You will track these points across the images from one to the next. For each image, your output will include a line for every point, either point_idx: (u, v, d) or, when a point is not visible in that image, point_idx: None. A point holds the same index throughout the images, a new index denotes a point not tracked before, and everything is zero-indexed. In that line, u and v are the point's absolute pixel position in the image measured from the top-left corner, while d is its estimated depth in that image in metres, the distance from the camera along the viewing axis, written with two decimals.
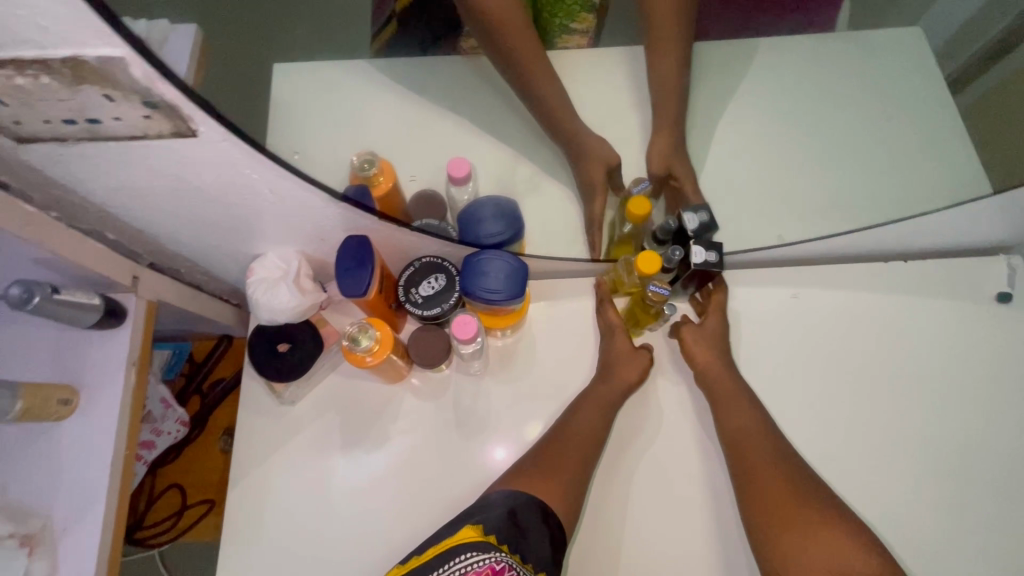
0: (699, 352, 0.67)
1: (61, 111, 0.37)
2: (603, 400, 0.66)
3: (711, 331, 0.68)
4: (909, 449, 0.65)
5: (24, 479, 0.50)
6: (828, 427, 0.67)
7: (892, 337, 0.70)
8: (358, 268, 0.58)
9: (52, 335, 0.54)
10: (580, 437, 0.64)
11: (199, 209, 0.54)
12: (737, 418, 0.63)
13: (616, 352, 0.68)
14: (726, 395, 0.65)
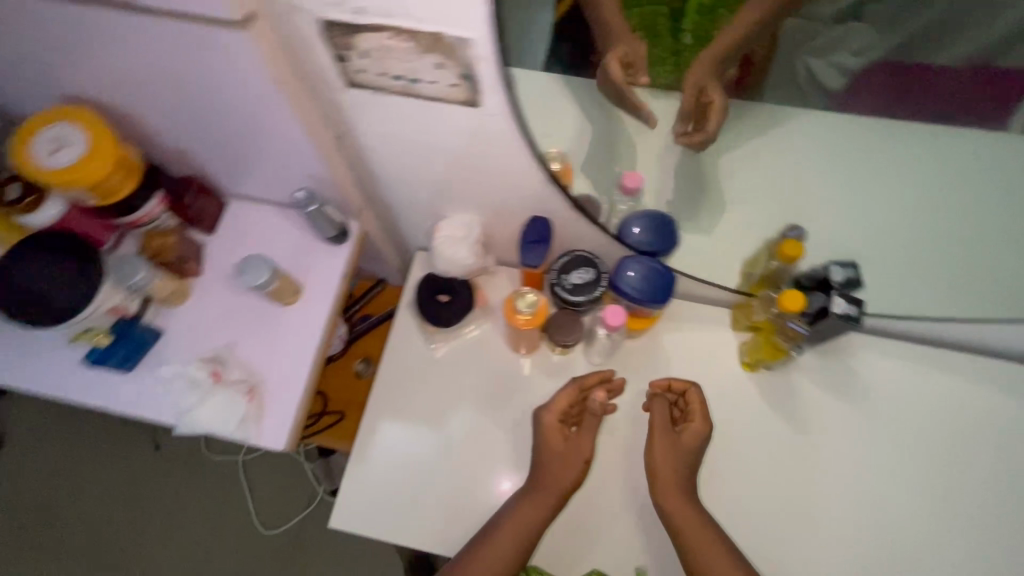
0: (661, 471, 0.68)
1: (397, 70, 0.49)
2: (526, 522, 0.66)
3: (684, 446, 0.69)
4: (990, 531, 0.69)
5: (252, 344, 0.62)
6: (918, 496, 0.71)
7: (1000, 429, 0.73)
8: (536, 244, 0.67)
9: (292, 239, 0.67)
10: (513, 532, 0.66)
11: (426, 166, 0.65)
12: (703, 541, 0.64)
13: (549, 453, 0.69)
14: (687, 520, 0.65)
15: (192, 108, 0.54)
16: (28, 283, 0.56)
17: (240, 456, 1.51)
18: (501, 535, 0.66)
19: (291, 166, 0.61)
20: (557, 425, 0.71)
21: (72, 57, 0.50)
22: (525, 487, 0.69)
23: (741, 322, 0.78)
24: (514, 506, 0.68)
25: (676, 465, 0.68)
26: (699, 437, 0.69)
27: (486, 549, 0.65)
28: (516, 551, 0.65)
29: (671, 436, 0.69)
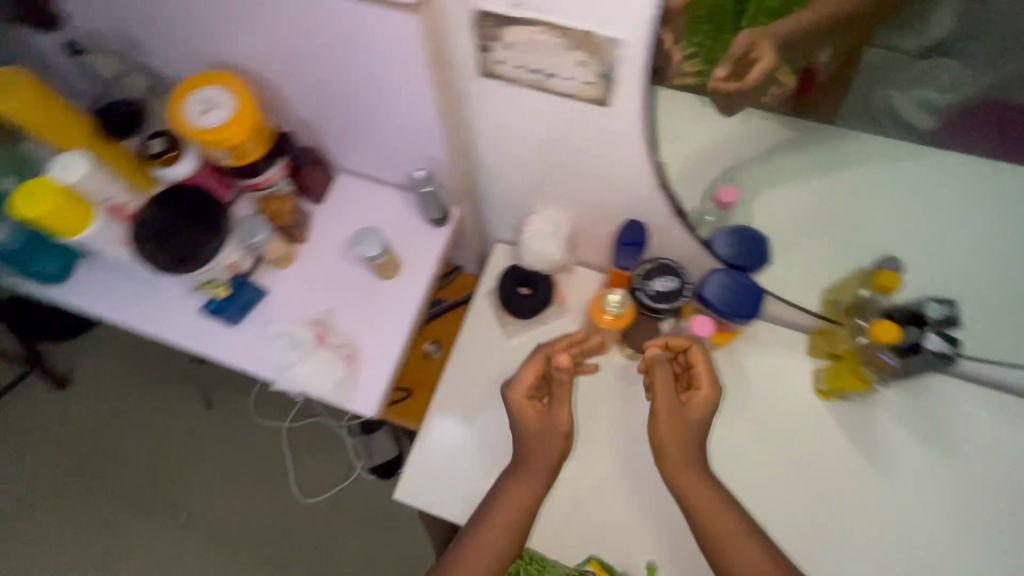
0: (670, 452, 0.64)
1: (536, 63, 0.50)
2: (519, 501, 0.65)
3: (688, 423, 0.65)
4: None
5: (351, 314, 0.65)
6: (991, 549, 0.68)
7: None
8: (632, 248, 0.69)
9: (394, 217, 0.69)
10: (511, 506, 0.65)
11: (531, 160, 0.66)
12: (720, 519, 0.61)
13: (530, 433, 0.67)
14: (697, 493, 0.63)
15: (330, 83, 0.57)
16: (159, 224, 0.59)
17: (285, 423, 1.56)
18: (496, 518, 0.65)
19: (408, 146, 0.63)
20: (528, 397, 0.68)
21: (233, 25, 0.53)
22: (511, 466, 0.68)
23: (820, 349, 0.76)
24: (508, 483, 0.67)
25: (677, 436, 0.65)
26: (703, 409, 0.65)
27: (484, 532, 0.64)
28: (512, 531, 0.65)
29: (671, 407, 0.65)
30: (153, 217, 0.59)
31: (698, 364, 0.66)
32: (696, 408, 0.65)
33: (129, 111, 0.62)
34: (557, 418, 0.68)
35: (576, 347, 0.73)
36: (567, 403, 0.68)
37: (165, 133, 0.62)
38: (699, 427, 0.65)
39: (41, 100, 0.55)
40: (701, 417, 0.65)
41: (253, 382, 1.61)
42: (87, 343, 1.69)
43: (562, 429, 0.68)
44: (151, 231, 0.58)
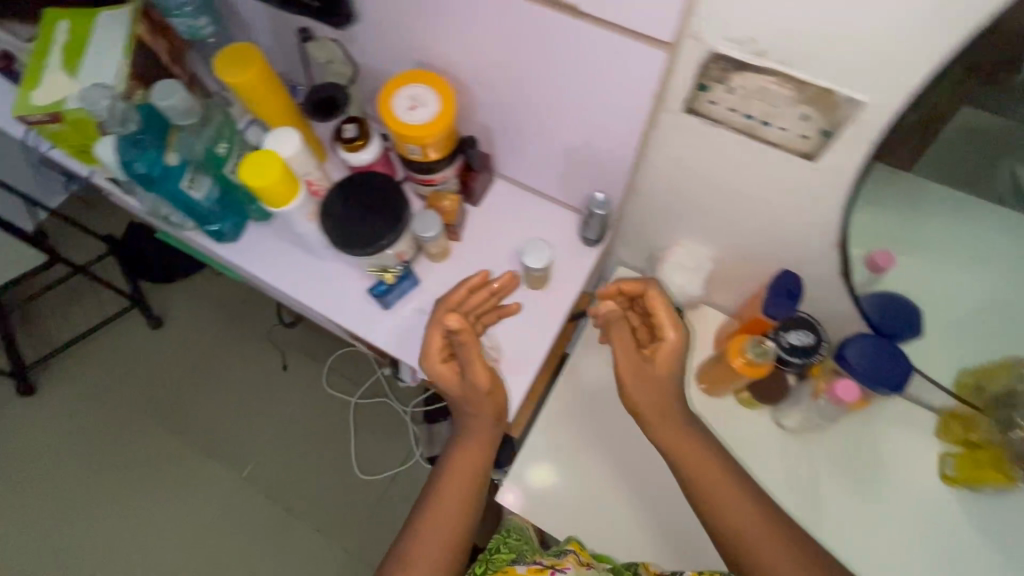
0: (644, 408, 0.66)
1: (753, 111, 0.51)
2: (466, 470, 0.64)
3: (655, 379, 0.66)
4: None
5: (500, 318, 0.68)
6: None
7: None
8: (788, 297, 0.68)
9: (546, 232, 0.72)
10: (463, 469, 0.64)
11: (694, 198, 0.66)
12: (702, 475, 0.60)
13: (473, 387, 0.63)
14: (682, 451, 0.62)
15: (532, 97, 0.59)
16: (342, 214, 0.62)
17: (352, 399, 1.61)
18: (446, 493, 0.63)
19: (581, 165, 0.65)
20: (442, 360, 0.64)
21: (456, 32, 0.56)
22: (455, 437, 0.67)
23: (955, 434, 0.73)
24: (455, 449, 0.66)
25: (651, 396, 0.66)
26: (668, 365, 0.66)
27: (437, 503, 0.62)
28: (463, 503, 0.63)
29: (632, 365, 0.67)
30: (337, 207, 0.62)
31: (657, 313, 0.65)
32: (662, 362, 0.66)
33: (330, 98, 0.65)
34: (472, 378, 0.62)
35: (476, 294, 0.65)
36: (477, 356, 0.62)
37: (356, 120, 0.66)
38: (668, 379, 0.66)
39: (265, 82, 0.61)
40: (671, 370, 0.66)
41: (328, 354, 1.67)
42: (180, 291, 1.78)
43: (483, 387, 0.62)
44: (338, 219, 0.62)
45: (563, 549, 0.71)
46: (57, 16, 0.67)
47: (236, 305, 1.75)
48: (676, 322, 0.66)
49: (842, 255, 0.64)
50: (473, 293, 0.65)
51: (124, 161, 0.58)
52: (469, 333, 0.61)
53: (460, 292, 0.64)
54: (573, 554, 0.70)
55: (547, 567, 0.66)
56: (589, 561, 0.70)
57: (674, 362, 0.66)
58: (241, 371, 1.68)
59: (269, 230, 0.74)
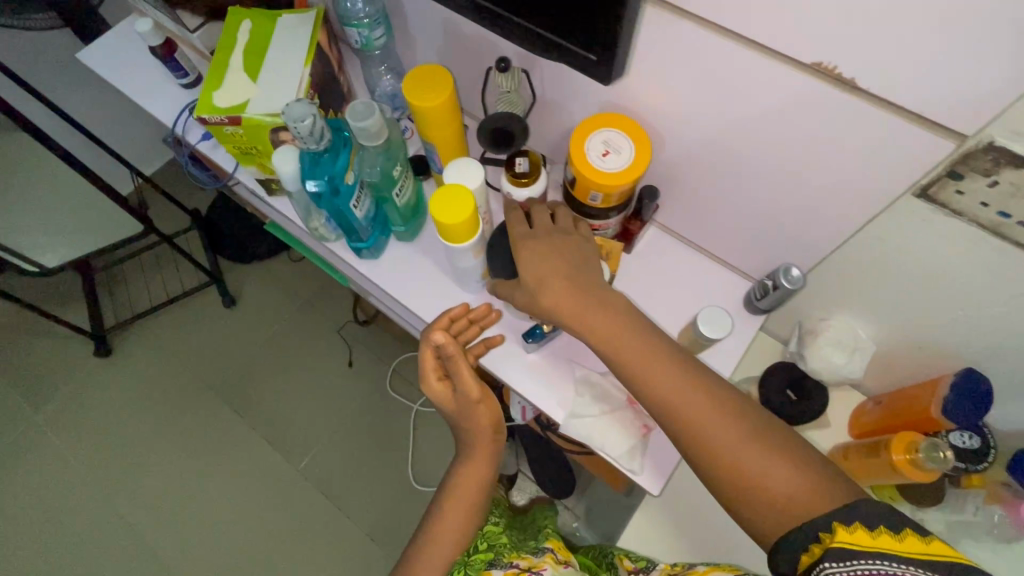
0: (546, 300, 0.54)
1: (1016, 210, 0.46)
2: (470, 486, 0.68)
3: (538, 265, 0.55)
4: None
5: None
6: None
7: None
8: (973, 402, 0.62)
9: (705, 291, 0.68)
10: (469, 483, 0.68)
11: (883, 276, 0.61)
12: (620, 359, 0.51)
13: (466, 402, 0.65)
14: (587, 327, 0.53)
15: (738, 159, 0.54)
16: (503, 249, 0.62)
17: (415, 404, 1.60)
18: (450, 510, 0.67)
19: (766, 229, 0.60)
20: (437, 380, 0.65)
21: (670, 84, 0.52)
22: (458, 455, 0.70)
23: None
24: (460, 460, 0.70)
25: (556, 284, 0.54)
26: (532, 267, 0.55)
27: (443, 514, 0.67)
28: (465, 519, 0.67)
29: (515, 290, 0.58)
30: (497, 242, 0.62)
31: (511, 230, 0.59)
32: (532, 261, 0.56)
33: (507, 128, 0.63)
34: (465, 391, 0.63)
35: (459, 323, 0.62)
36: (465, 367, 0.61)
37: (527, 153, 0.63)
38: (544, 272, 0.55)
39: (449, 109, 0.59)
40: (541, 264, 0.55)
41: (396, 355, 1.67)
42: (256, 273, 1.79)
43: (474, 397, 0.64)
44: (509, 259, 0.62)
45: (539, 549, 0.75)
46: (240, 17, 0.67)
47: (310, 294, 1.76)
48: (526, 231, 0.58)
49: None
50: (458, 320, 0.62)
51: (307, 180, 0.56)
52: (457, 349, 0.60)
53: (443, 321, 0.61)
54: (551, 553, 0.73)
55: (524, 570, 0.69)
56: (566, 559, 0.74)
57: (534, 256, 0.56)
58: (308, 362, 1.69)
59: (413, 250, 0.72)
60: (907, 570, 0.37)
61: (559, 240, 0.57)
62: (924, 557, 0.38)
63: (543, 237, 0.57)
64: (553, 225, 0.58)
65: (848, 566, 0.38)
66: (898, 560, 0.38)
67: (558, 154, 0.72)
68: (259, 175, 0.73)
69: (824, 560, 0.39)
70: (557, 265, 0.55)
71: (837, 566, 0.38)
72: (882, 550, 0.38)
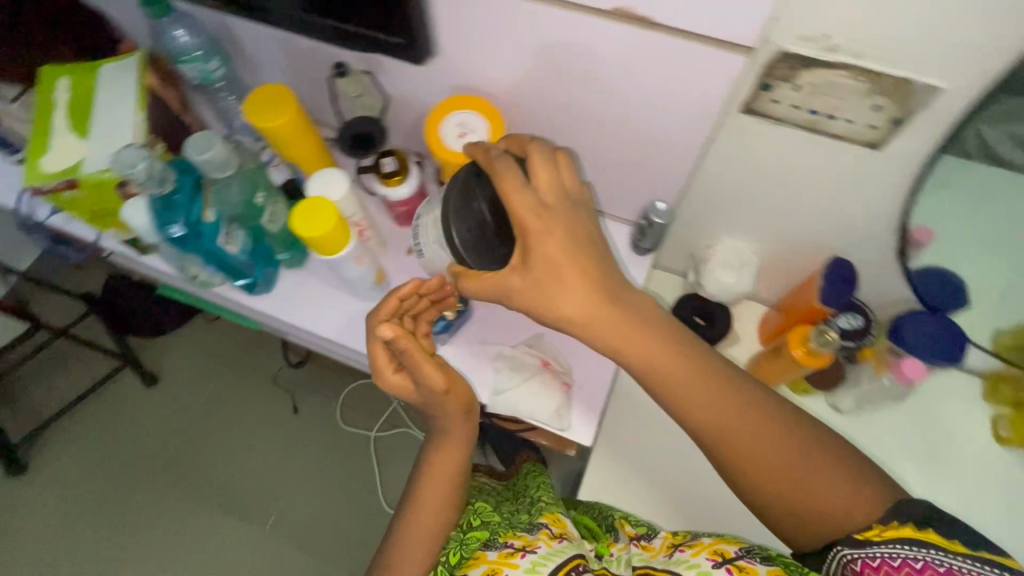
0: (570, 306, 0.47)
1: (823, 106, 0.50)
2: (446, 472, 0.67)
3: (554, 258, 0.45)
4: None
5: (567, 338, 0.66)
6: None
7: None
8: (843, 285, 0.68)
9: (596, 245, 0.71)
10: (442, 468, 0.67)
11: (743, 195, 0.66)
12: (674, 382, 0.49)
13: (428, 391, 0.58)
14: (610, 337, 0.48)
15: (588, 116, 0.57)
16: (489, 215, 0.48)
17: (372, 432, 1.57)
18: (427, 496, 0.66)
19: (630, 177, 0.64)
20: (394, 371, 0.59)
21: (501, 56, 0.53)
22: (432, 439, 0.69)
23: (1003, 395, 0.76)
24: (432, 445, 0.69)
25: (581, 287, 0.46)
26: (547, 260, 0.45)
27: (418, 499, 0.66)
28: (442, 507, 0.66)
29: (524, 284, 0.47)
30: (479, 208, 0.49)
31: (506, 197, 0.45)
32: (547, 258, 0.45)
33: (366, 132, 0.63)
34: (427, 385, 0.57)
35: (409, 302, 0.57)
36: (423, 361, 0.56)
37: (393, 152, 0.63)
38: (563, 270, 0.46)
39: (299, 125, 0.58)
40: (559, 258, 0.45)
41: (340, 390, 1.62)
42: (172, 343, 1.69)
43: (440, 389, 0.57)
44: (478, 231, 0.48)
45: (535, 524, 0.64)
46: (56, 76, 0.63)
47: (236, 351, 1.67)
48: (532, 203, 0.45)
49: (898, 238, 0.64)
50: (410, 297, 0.57)
51: (163, 227, 0.54)
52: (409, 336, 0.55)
53: (391, 303, 0.56)
54: (545, 527, 0.62)
55: (517, 549, 0.59)
56: (564, 532, 0.63)
57: (548, 246, 0.45)
58: (250, 418, 1.61)
59: (303, 275, 0.70)
60: (932, 554, 0.44)
61: (574, 218, 0.46)
62: (949, 546, 0.44)
63: (555, 215, 0.45)
64: (557, 192, 0.45)
65: (865, 551, 0.46)
66: (913, 543, 0.45)
67: (427, 148, 0.72)
68: (122, 236, 0.69)
69: (839, 545, 0.47)
70: (579, 259, 0.46)
71: (852, 549, 0.46)
72: (906, 539, 0.45)
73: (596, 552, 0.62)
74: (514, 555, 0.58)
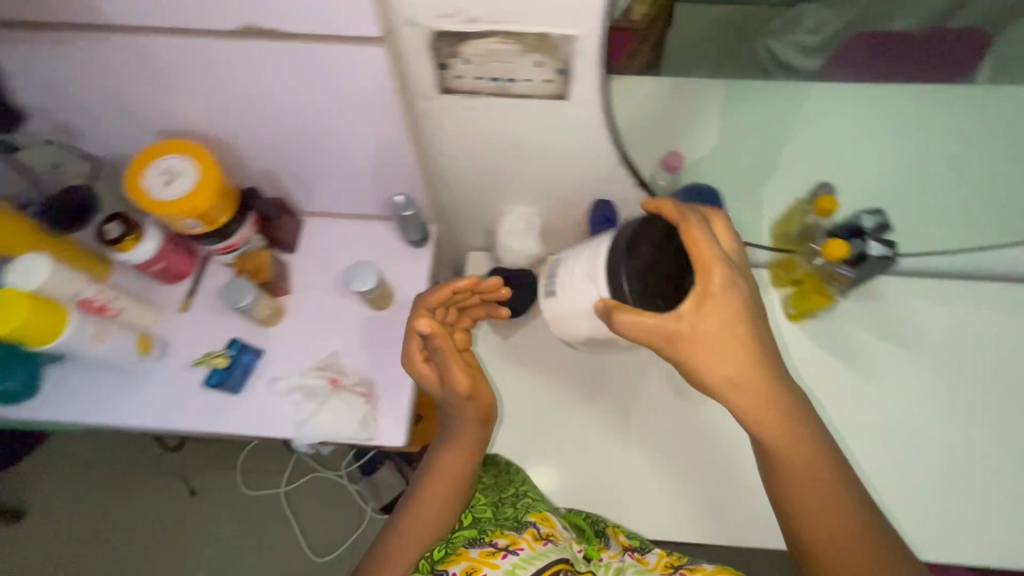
0: (730, 364, 0.49)
1: (497, 72, 0.53)
2: (451, 472, 0.65)
3: (729, 315, 0.48)
4: (1011, 439, 0.78)
5: (355, 351, 0.65)
6: (953, 420, 0.79)
7: (1001, 354, 0.82)
8: (606, 223, 0.73)
9: (373, 245, 0.70)
10: (447, 470, 0.65)
11: (493, 164, 0.68)
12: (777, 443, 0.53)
13: (453, 392, 0.61)
14: (736, 392, 0.51)
15: (298, 128, 0.56)
16: (655, 258, 0.47)
17: (281, 488, 1.50)
18: (426, 496, 0.64)
19: (375, 175, 0.64)
20: (422, 362, 0.62)
21: (175, 91, 0.52)
22: (443, 434, 0.67)
23: (781, 278, 0.85)
24: (443, 445, 0.67)
25: (737, 340, 0.49)
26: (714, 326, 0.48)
27: (422, 501, 0.64)
28: (440, 509, 0.64)
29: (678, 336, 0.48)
30: (643, 252, 0.47)
31: (693, 252, 0.47)
32: (713, 323, 0.48)
33: (78, 203, 0.61)
34: (450, 383, 0.61)
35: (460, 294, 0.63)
36: (453, 361, 0.59)
37: (117, 214, 0.58)
38: (721, 330, 0.48)
39: None
40: (717, 322, 0.48)
41: (236, 457, 1.53)
42: (31, 468, 1.51)
43: (464, 394, 0.62)
44: (637, 273, 0.47)
45: (523, 521, 0.63)
46: None
47: (109, 453, 1.53)
48: (727, 276, 0.47)
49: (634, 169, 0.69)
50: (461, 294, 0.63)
51: None
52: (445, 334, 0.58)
53: (443, 290, 0.62)
54: (533, 526, 0.62)
55: (499, 549, 0.60)
56: (550, 532, 0.63)
57: (714, 313, 0.48)
58: (144, 517, 1.48)
59: (60, 371, 0.63)
60: None
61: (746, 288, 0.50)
62: None
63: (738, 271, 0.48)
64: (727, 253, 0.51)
65: None
66: None
67: None
68: None
69: None
70: (735, 324, 0.48)
71: None
72: None
73: (586, 555, 0.66)
74: (497, 556, 0.59)
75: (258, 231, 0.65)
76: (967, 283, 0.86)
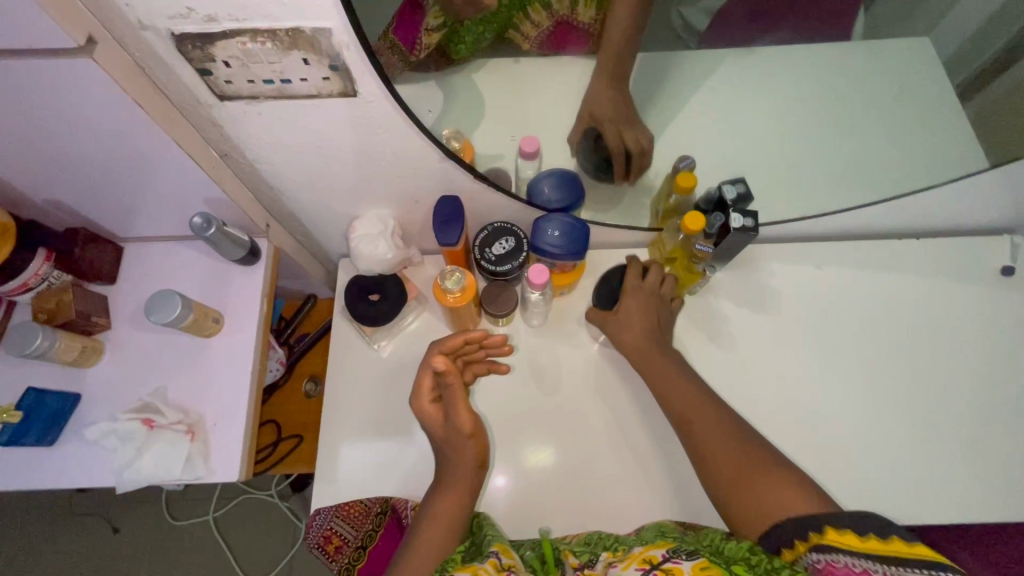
0: (631, 337, 0.75)
1: (265, 73, 0.48)
2: (446, 519, 0.65)
3: (634, 306, 0.76)
4: (890, 397, 0.78)
5: (181, 384, 0.61)
6: (833, 383, 0.79)
7: (879, 313, 0.82)
8: (452, 221, 0.69)
9: (202, 265, 0.66)
10: (447, 508, 0.65)
11: (321, 170, 0.64)
12: (673, 402, 0.70)
13: (457, 428, 0.68)
14: (650, 372, 0.73)
15: (63, 149, 0.51)
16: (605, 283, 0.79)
17: (210, 514, 1.45)
18: (424, 542, 0.64)
19: (182, 192, 0.59)
20: (431, 402, 0.70)
21: None
22: (437, 478, 0.68)
23: (658, 257, 0.83)
24: (437, 493, 0.67)
25: (637, 325, 0.75)
26: (625, 309, 0.76)
27: (421, 544, 0.63)
28: (439, 552, 0.63)
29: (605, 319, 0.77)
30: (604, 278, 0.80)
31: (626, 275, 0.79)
32: (630, 307, 0.76)
33: None
34: (456, 421, 0.68)
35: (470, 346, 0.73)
36: (461, 398, 0.68)
37: None
38: (636, 312, 0.76)
39: None
40: (634, 309, 0.76)
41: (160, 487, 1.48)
42: None
43: (467, 432, 0.68)
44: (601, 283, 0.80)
45: (486, 554, 0.61)
46: None
47: (23, 498, 1.46)
48: (637, 282, 0.78)
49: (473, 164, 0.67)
50: (470, 345, 0.73)
51: None
52: (456, 373, 0.69)
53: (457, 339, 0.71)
54: (494, 556, 0.59)
55: None
56: (512, 562, 0.60)
57: (629, 302, 0.77)
58: (66, 560, 1.42)
59: None
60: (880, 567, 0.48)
61: (652, 299, 0.77)
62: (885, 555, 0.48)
63: (648, 293, 0.77)
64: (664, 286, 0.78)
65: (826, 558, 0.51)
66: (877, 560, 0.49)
67: None
68: None
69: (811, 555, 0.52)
70: (648, 310, 0.76)
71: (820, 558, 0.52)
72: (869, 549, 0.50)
73: None
74: None
75: (59, 265, 0.60)
76: (841, 245, 0.86)
